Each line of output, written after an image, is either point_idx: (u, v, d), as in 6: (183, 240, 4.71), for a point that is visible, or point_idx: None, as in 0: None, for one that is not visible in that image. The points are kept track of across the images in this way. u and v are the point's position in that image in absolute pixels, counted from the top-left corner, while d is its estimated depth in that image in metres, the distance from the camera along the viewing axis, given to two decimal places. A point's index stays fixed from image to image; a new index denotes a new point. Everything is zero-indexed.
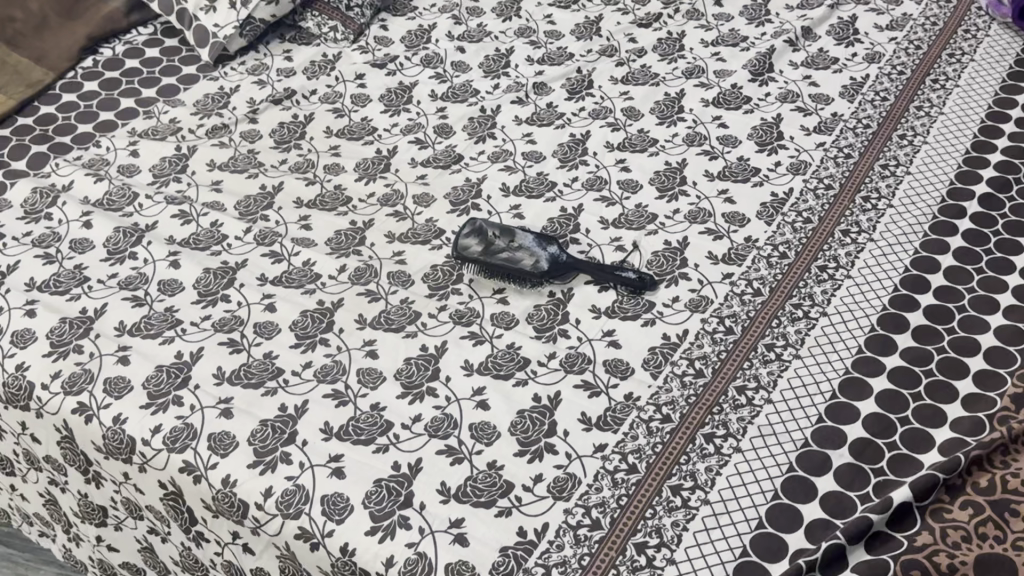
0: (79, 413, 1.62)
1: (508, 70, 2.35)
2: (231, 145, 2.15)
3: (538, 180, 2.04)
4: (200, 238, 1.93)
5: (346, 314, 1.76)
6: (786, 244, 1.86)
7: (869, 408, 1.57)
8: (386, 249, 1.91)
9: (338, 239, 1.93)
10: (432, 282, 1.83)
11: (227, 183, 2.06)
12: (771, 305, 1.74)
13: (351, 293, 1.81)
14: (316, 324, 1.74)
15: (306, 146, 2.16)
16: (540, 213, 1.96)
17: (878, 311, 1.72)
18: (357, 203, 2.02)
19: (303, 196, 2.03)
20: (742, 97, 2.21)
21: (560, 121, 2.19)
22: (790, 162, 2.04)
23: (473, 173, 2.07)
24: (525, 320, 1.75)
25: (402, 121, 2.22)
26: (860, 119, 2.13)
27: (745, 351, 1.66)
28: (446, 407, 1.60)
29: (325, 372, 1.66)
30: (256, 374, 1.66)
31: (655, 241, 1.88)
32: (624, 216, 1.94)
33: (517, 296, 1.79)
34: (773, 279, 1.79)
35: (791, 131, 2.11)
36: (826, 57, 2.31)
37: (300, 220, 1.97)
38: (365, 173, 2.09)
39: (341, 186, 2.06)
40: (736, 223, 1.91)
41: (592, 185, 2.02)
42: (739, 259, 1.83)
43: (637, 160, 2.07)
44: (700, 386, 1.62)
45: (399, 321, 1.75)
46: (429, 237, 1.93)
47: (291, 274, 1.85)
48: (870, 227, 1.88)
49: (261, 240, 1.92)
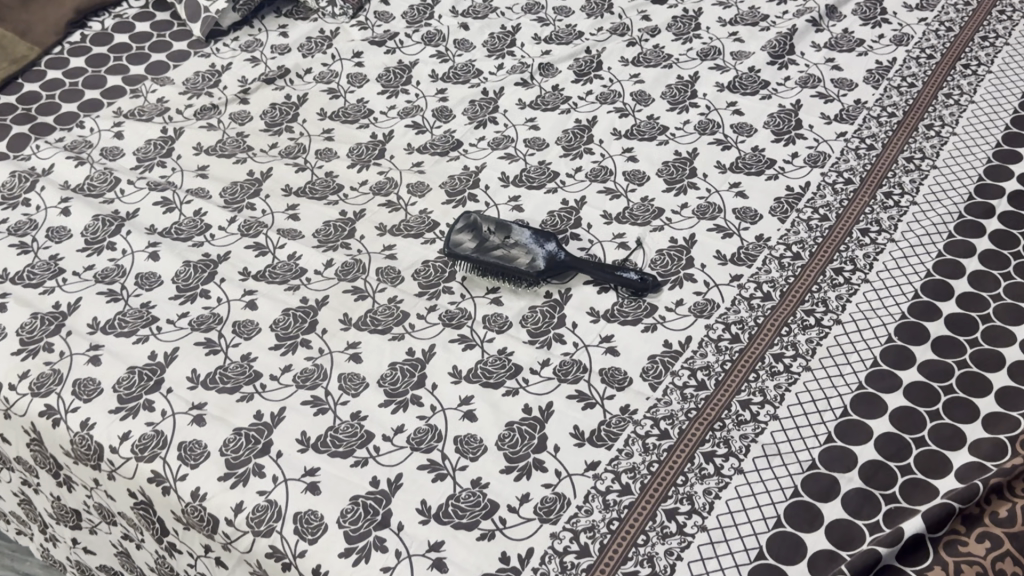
0: (47, 417, 1.55)
1: (513, 49, 2.24)
2: (220, 128, 2.06)
3: (539, 170, 1.94)
4: (182, 227, 1.84)
5: (330, 313, 1.67)
6: (800, 243, 1.74)
7: (882, 428, 1.46)
8: (376, 243, 1.81)
9: (326, 230, 1.83)
10: (423, 280, 1.73)
11: (214, 168, 1.97)
12: (781, 312, 1.63)
13: (337, 290, 1.72)
14: (298, 324, 1.65)
15: (298, 130, 2.06)
16: (539, 205, 1.86)
17: (895, 320, 1.61)
18: (348, 192, 1.92)
19: (293, 183, 1.94)
20: (760, 81, 2.09)
21: (566, 106, 2.08)
22: (808, 153, 1.91)
23: (472, 161, 1.97)
24: (519, 323, 1.65)
25: (400, 103, 2.11)
26: (884, 107, 2.00)
27: (751, 362, 1.56)
28: (430, 417, 1.51)
29: (305, 377, 1.57)
30: (232, 378, 1.57)
31: (660, 238, 1.77)
32: (628, 210, 1.83)
33: (512, 297, 1.69)
34: (785, 282, 1.68)
35: (811, 119, 1.98)
36: (851, 38, 2.17)
37: (288, 209, 1.88)
38: (359, 159, 1.99)
39: (333, 173, 1.96)
40: (747, 220, 1.79)
41: (596, 176, 1.91)
42: (748, 259, 1.72)
43: (645, 149, 1.96)
44: (702, 399, 1.51)
45: (385, 322, 1.66)
46: (422, 230, 1.83)
47: (275, 268, 1.76)
48: (892, 225, 1.76)
49: (245, 231, 1.83)
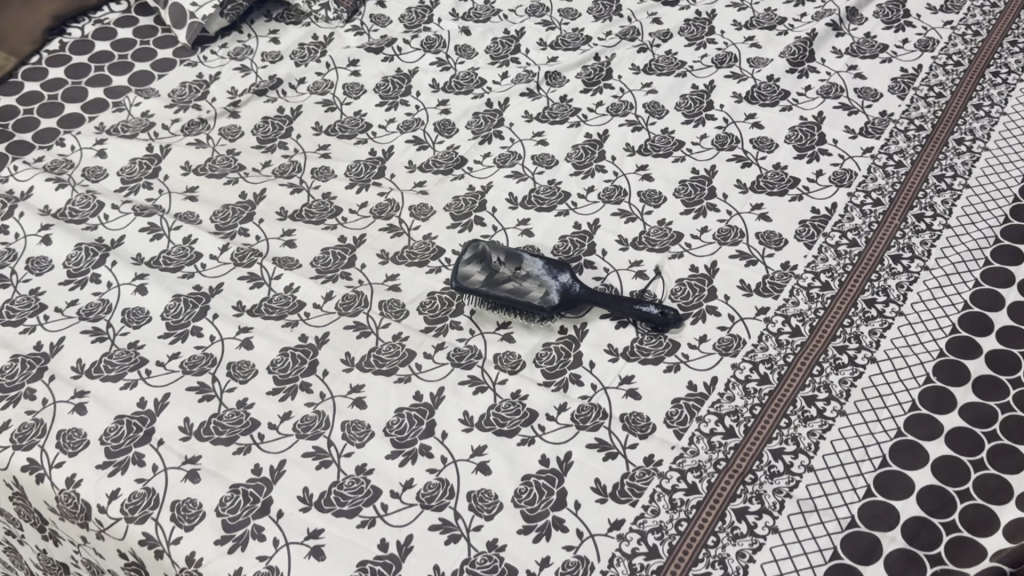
0: (29, 472, 1.45)
1: (517, 56, 2.12)
2: (209, 144, 1.95)
3: (549, 190, 1.83)
4: (171, 256, 1.73)
5: (331, 353, 1.57)
6: (828, 272, 1.64)
7: (924, 480, 1.36)
8: (378, 272, 1.70)
9: (325, 258, 1.73)
10: (429, 314, 1.63)
11: (204, 189, 1.86)
12: (811, 349, 1.53)
13: (337, 325, 1.61)
14: (298, 365, 1.55)
15: (292, 146, 1.95)
16: (550, 230, 1.75)
17: (933, 358, 1.51)
18: (347, 215, 1.81)
19: (288, 206, 1.83)
20: (779, 91, 1.98)
21: (575, 118, 1.97)
22: (834, 171, 1.81)
23: (477, 180, 1.86)
24: (532, 362, 1.55)
25: (399, 116, 2.00)
26: (912, 120, 1.89)
27: (782, 406, 1.46)
28: (441, 471, 1.41)
29: (305, 425, 1.47)
30: (228, 428, 1.47)
31: (680, 266, 1.67)
32: (645, 234, 1.73)
33: (524, 334, 1.59)
34: (814, 316, 1.58)
35: (835, 133, 1.88)
36: (873, 44, 2.07)
37: (284, 235, 1.77)
38: (357, 179, 1.88)
39: (330, 195, 1.85)
40: (772, 245, 1.69)
41: (609, 196, 1.80)
42: (775, 290, 1.62)
43: (660, 166, 1.85)
44: (731, 449, 1.41)
45: (390, 362, 1.55)
46: (427, 258, 1.72)
47: (271, 302, 1.65)
48: (924, 251, 1.66)
49: (239, 260, 1.72)
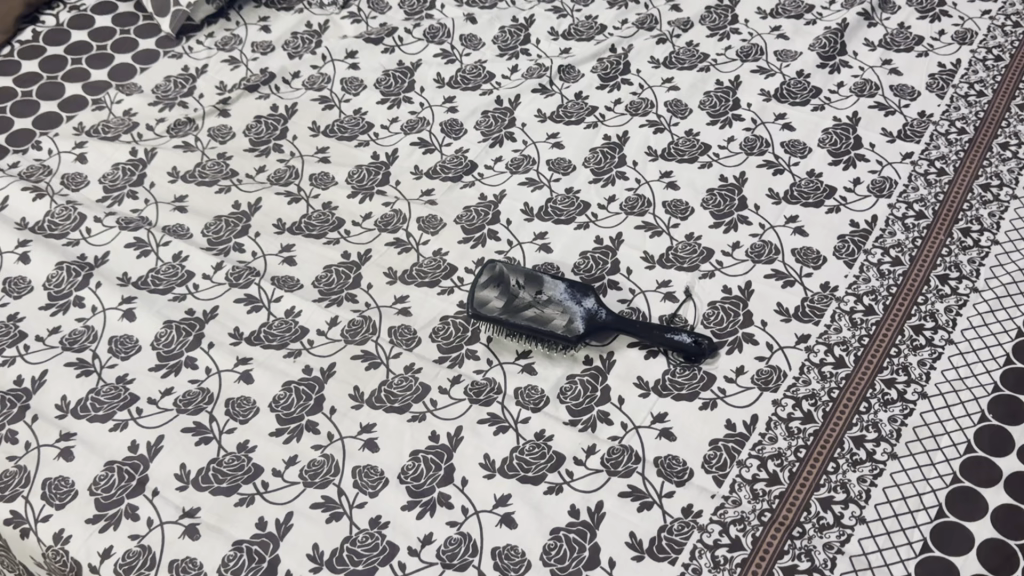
0: (13, 526, 1.33)
1: (527, 47, 1.98)
2: (198, 147, 1.81)
3: (567, 199, 1.70)
4: (161, 276, 1.60)
5: (338, 387, 1.45)
6: (871, 294, 1.53)
7: (986, 532, 1.26)
8: (385, 293, 1.57)
9: (328, 277, 1.60)
10: (443, 342, 1.51)
11: (194, 198, 1.73)
12: (857, 383, 1.42)
13: (344, 355, 1.49)
14: (302, 402, 1.43)
15: (288, 148, 1.81)
16: (570, 245, 1.63)
17: (987, 392, 1.40)
18: (350, 227, 1.68)
19: (285, 217, 1.70)
20: (810, 88, 1.86)
21: (592, 118, 1.84)
22: (872, 180, 1.69)
23: (489, 188, 1.73)
24: (557, 397, 1.43)
25: (403, 115, 1.87)
26: (953, 122, 1.77)
27: (828, 449, 1.35)
28: (462, 523, 1.30)
29: (313, 471, 1.35)
30: (229, 475, 1.35)
31: (711, 287, 1.55)
32: (672, 250, 1.61)
33: (547, 364, 1.47)
34: (858, 345, 1.47)
35: (871, 136, 1.76)
36: (908, 35, 1.94)
37: (282, 250, 1.64)
38: (360, 186, 1.74)
39: (331, 204, 1.72)
40: (810, 263, 1.58)
41: (632, 207, 1.68)
42: (815, 315, 1.51)
43: (686, 173, 1.72)
44: (775, 499, 1.31)
45: (403, 398, 1.43)
46: (438, 277, 1.59)
47: (271, 328, 1.53)
48: (973, 271, 1.55)
49: (234, 280, 1.59)
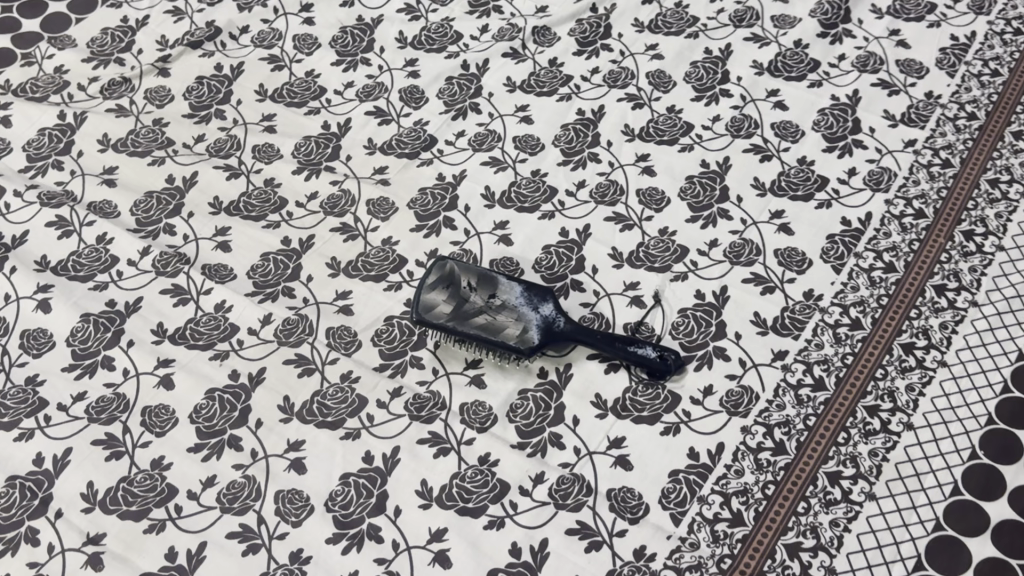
0: None
1: (500, 3, 1.81)
2: (132, 111, 1.66)
3: (532, 183, 1.55)
4: (82, 261, 1.47)
5: (266, 397, 1.32)
6: (859, 306, 1.39)
7: None
8: (326, 287, 1.44)
9: (264, 267, 1.46)
10: (385, 347, 1.37)
11: (124, 170, 1.58)
12: (836, 410, 1.29)
13: (275, 359, 1.36)
14: (226, 414, 1.30)
15: (231, 115, 1.66)
16: (532, 237, 1.48)
17: (979, 424, 1.27)
18: (293, 208, 1.53)
19: (223, 195, 1.55)
20: (807, 61, 1.69)
21: (565, 89, 1.67)
22: (869, 171, 1.54)
23: (448, 168, 1.58)
24: (506, 415, 1.30)
25: (359, 80, 1.71)
26: (963, 105, 1.60)
27: (800, 485, 1.23)
28: (392, 561, 1.18)
29: (232, 495, 1.23)
30: (140, 497, 1.23)
31: (683, 292, 1.41)
32: (643, 247, 1.46)
33: (497, 376, 1.34)
34: (841, 365, 1.33)
35: (871, 120, 1.60)
36: (919, 2, 1.75)
37: (217, 234, 1.50)
38: (306, 161, 1.59)
39: (274, 181, 1.57)
40: (794, 267, 1.43)
41: (603, 195, 1.53)
42: (795, 328, 1.37)
43: (664, 157, 1.57)
44: (738, 542, 1.19)
45: (337, 412, 1.30)
46: (385, 270, 1.45)
47: (198, 325, 1.39)
48: (974, 281, 1.40)
49: (161, 268, 1.45)
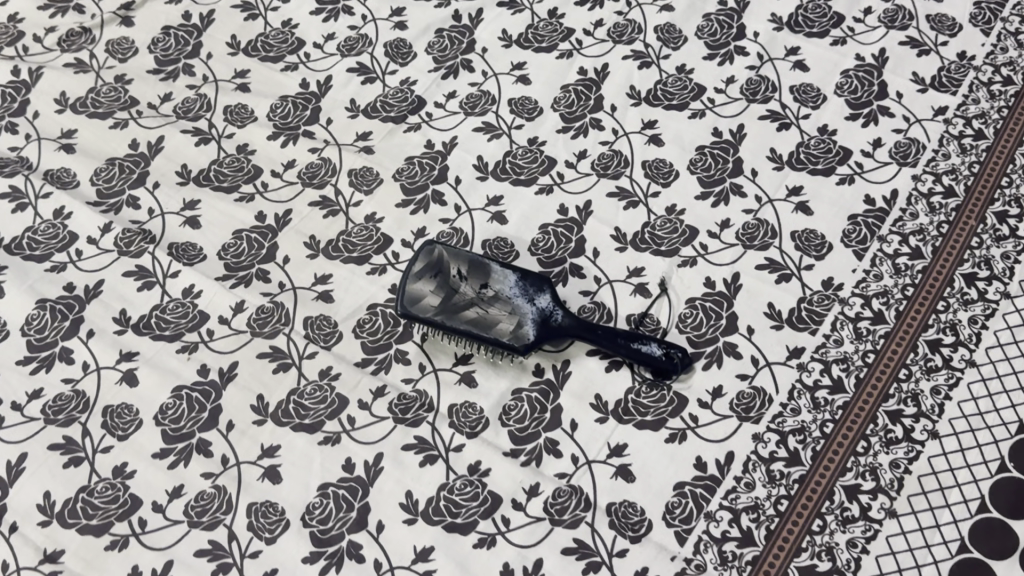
0: None
1: None
2: (92, 66, 1.52)
3: (529, 153, 1.42)
4: (38, 238, 1.35)
5: (239, 396, 1.22)
6: (882, 297, 1.28)
7: None
8: (303, 270, 1.32)
9: (237, 246, 1.34)
10: (368, 339, 1.26)
11: (84, 134, 1.45)
12: (856, 416, 1.19)
13: (249, 353, 1.25)
14: (194, 415, 1.20)
15: (200, 71, 1.52)
16: (528, 215, 1.37)
17: (1010, 433, 1.17)
18: (268, 178, 1.41)
19: (191, 162, 1.42)
20: (830, 14, 1.55)
21: (566, 44, 1.54)
22: (895, 142, 1.41)
23: (437, 134, 1.45)
24: (498, 419, 1.20)
25: (341, 31, 1.56)
26: (999, 67, 1.46)
27: (815, 501, 1.14)
28: None
29: (200, 507, 1.14)
30: (101, 509, 1.14)
31: (692, 279, 1.30)
32: (649, 228, 1.35)
33: (489, 374, 1.23)
34: (861, 364, 1.23)
35: (898, 84, 1.47)
36: None
37: (185, 207, 1.38)
38: (283, 124, 1.46)
39: (247, 147, 1.44)
40: (812, 252, 1.32)
41: (606, 167, 1.41)
42: (813, 321, 1.26)
43: (673, 124, 1.44)
44: (747, 564, 1.10)
45: (315, 413, 1.20)
46: (368, 251, 1.34)
47: (164, 313, 1.28)
48: (1007, 270, 1.29)
49: (123, 247, 1.34)
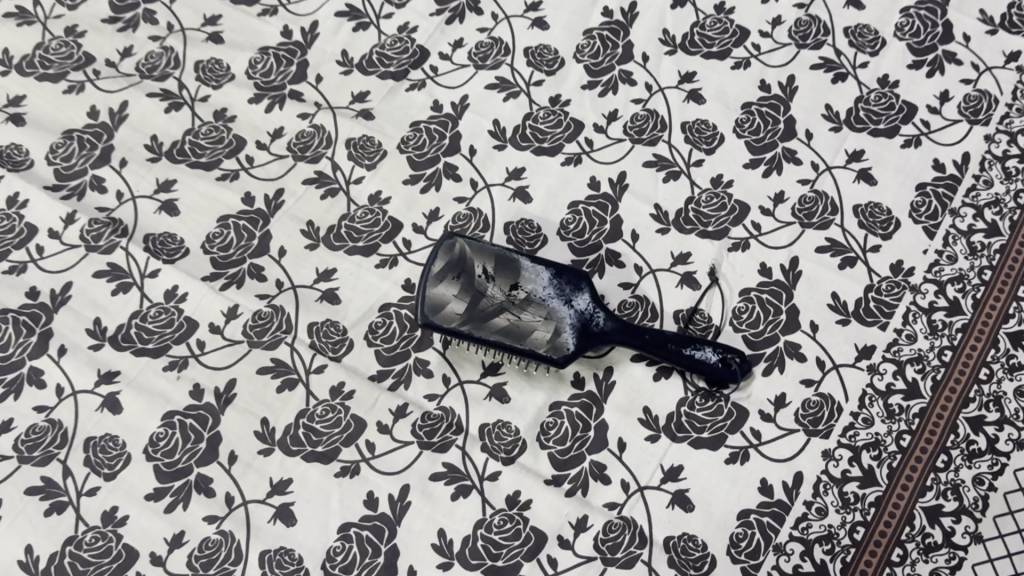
0: None
1: None
2: (36, 16, 1.31)
3: (552, 115, 1.25)
4: None
5: (239, 421, 1.07)
6: (958, 282, 1.13)
7: None
8: (302, 264, 1.15)
9: (223, 237, 1.17)
10: (382, 348, 1.11)
11: (34, 101, 1.26)
12: (935, 426, 1.07)
13: (247, 367, 1.09)
14: (190, 447, 1.05)
15: (163, 18, 1.31)
16: (555, 192, 1.20)
17: None
18: (252, 151, 1.22)
19: (162, 133, 1.24)
20: None
21: None
22: (964, 96, 1.25)
23: (445, 93, 1.26)
24: (537, 439, 1.07)
25: None
26: None
27: (894, 527, 1.02)
28: None
29: (206, 558, 1.00)
30: (92, 565, 1.00)
31: (745, 266, 1.15)
32: (693, 205, 1.19)
33: (523, 386, 1.09)
34: (938, 364, 1.09)
35: (966, 23, 1.29)
36: None
37: (158, 189, 1.20)
38: (265, 84, 1.27)
39: (225, 112, 1.25)
40: (878, 231, 1.17)
41: (641, 130, 1.23)
42: (882, 315, 1.12)
43: (713, 76, 1.27)
44: None
45: (328, 440, 1.06)
46: (376, 239, 1.17)
47: (145, 321, 1.12)
48: None
49: (91, 241, 1.16)
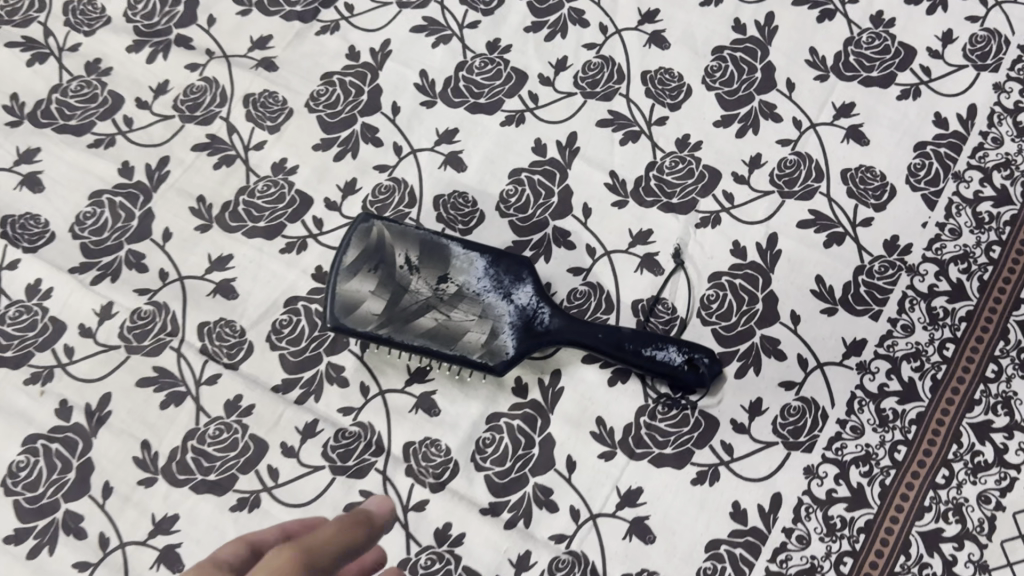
0: None
1: None
2: None
3: (490, 63, 1.06)
4: None
5: (116, 445, 0.90)
6: (961, 261, 0.96)
7: None
8: (192, 250, 0.97)
9: (96, 218, 0.98)
10: (288, 351, 0.93)
11: None
12: (935, 435, 0.91)
13: (125, 379, 0.92)
14: (56, 479, 0.89)
15: None
16: (493, 157, 1.02)
17: None
18: (132, 110, 1.03)
19: (24, 90, 1.04)
20: None
21: None
22: (970, 37, 1.06)
23: (362, 37, 1.07)
24: (472, 460, 0.91)
25: None
26: None
27: (886, 557, 0.87)
28: None
29: None
30: None
31: (715, 245, 0.98)
32: (655, 172, 1.01)
33: (456, 396, 0.93)
34: (938, 360, 0.93)
35: None
36: None
37: (19, 160, 1.01)
38: (147, 28, 1.07)
39: (100, 63, 1.05)
40: (870, 200, 1.00)
41: (595, 81, 1.05)
42: (873, 302, 0.96)
43: (679, 15, 1.08)
44: None
45: (223, 466, 0.89)
46: (280, 218, 0.98)
47: (3, 324, 0.94)
48: None
49: None
